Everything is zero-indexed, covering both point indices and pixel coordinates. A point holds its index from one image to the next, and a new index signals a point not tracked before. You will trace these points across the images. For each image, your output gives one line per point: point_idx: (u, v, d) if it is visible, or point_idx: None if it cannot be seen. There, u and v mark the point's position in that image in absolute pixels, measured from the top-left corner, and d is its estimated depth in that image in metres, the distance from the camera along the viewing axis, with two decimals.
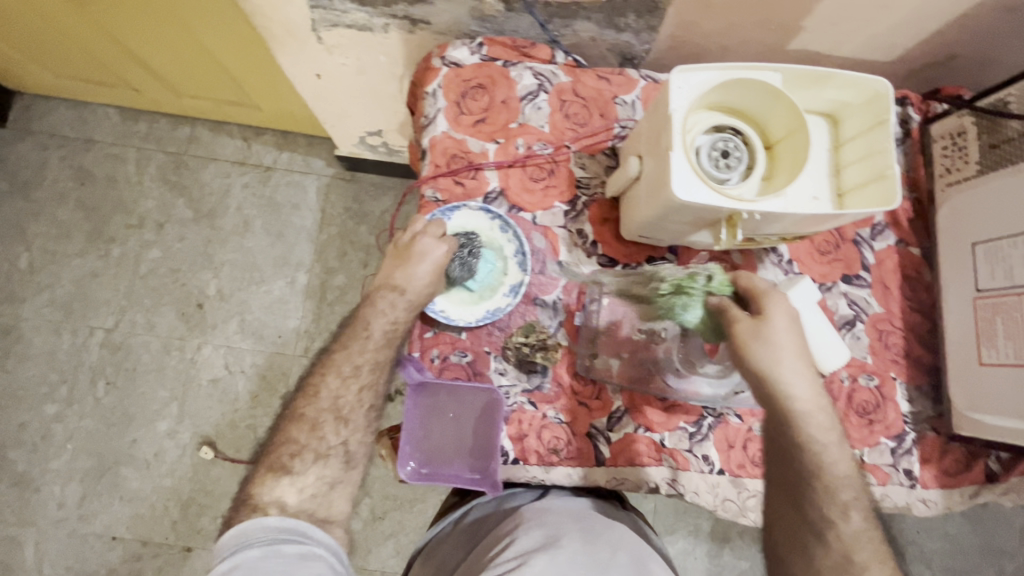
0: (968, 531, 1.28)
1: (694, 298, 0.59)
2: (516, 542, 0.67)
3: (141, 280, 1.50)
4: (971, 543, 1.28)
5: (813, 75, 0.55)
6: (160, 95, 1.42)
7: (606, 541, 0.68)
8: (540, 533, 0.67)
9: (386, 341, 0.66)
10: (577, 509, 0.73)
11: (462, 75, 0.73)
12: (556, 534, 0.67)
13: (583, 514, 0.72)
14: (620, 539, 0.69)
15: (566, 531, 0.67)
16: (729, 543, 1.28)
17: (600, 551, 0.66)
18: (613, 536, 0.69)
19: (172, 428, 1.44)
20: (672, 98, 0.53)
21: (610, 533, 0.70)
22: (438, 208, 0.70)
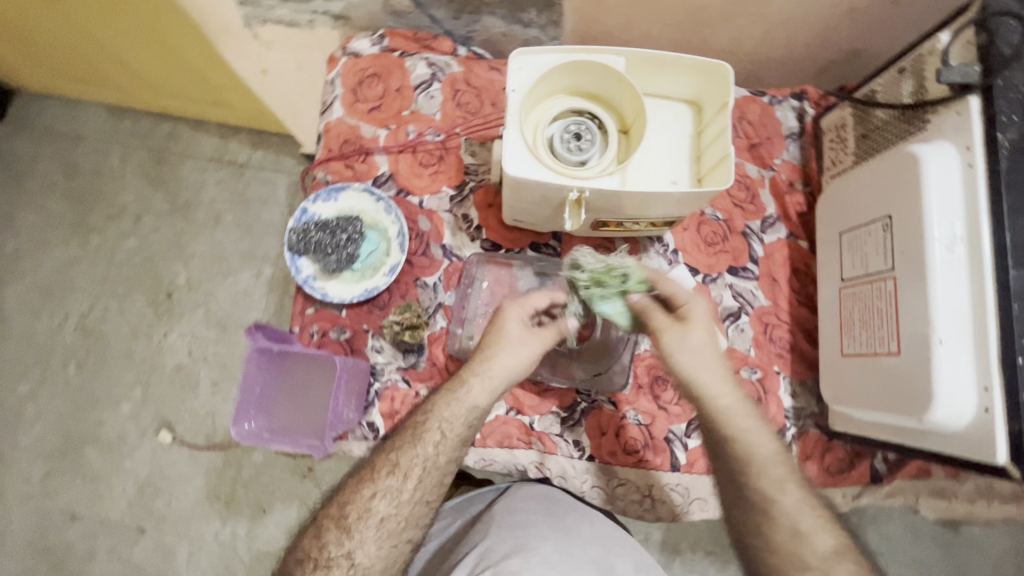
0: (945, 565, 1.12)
1: (608, 293, 0.59)
2: (483, 542, 0.64)
3: (115, 268, 1.43)
4: None
5: (654, 59, 0.57)
6: (137, 92, 1.39)
7: (579, 536, 0.66)
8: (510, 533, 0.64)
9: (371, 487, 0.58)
10: (544, 498, 0.70)
11: (359, 65, 0.76)
12: (524, 534, 0.64)
13: (554, 502, 0.69)
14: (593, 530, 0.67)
15: (535, 530, 0.64)
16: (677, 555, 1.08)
17: (572, 546, 0.64)
18: (585, 529, 0.67)
19: (136, 410, 1.36)
20: (509, 81, 0.56)
21: (582, 526, 0.67)
22: (325, 188, 0.73)
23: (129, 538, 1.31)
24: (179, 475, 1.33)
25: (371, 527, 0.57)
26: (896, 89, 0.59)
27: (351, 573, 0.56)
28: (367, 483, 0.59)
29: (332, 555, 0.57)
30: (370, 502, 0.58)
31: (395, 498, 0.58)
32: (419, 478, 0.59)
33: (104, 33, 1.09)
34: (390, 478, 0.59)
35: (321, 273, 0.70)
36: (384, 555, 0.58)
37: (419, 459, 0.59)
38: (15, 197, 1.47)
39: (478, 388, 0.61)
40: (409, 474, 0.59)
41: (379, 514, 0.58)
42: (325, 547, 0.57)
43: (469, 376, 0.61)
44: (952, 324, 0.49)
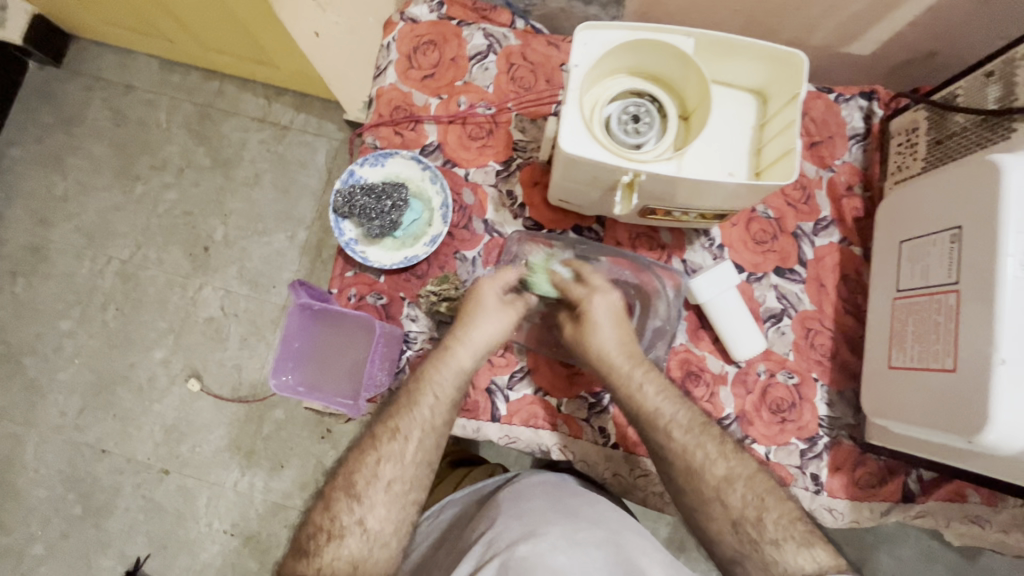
0: None
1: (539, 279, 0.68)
2: (491, 530, 0.63)
3: (156, 218, 1.47)
4: None
5: (725, 42, 0.55)
6: (190, 46, 1.41)
7: (584, 518, 0.64)
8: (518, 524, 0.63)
9: (393, 468, 0.60)
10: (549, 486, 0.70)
11: (415, 31, 0.75)
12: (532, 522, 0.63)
13: (554, 493, 0.69)
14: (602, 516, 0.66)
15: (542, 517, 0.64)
16: (683, 552, 1.08)
17: (578, 531, 0.62)
18: (589, 512, 0.66)
19: (166, 357, 1.41)
20: (573, 56, 0.54)
21: (587, 510, 0.66)
22: (373, 153, 0.73)
23: (152, 478, 1.36)
24: (203, 423, 1.37)
25: (382, 492, 0.59)
26: (980, 95, 0.56)
27: (364, 541, 0.57)
28: (369, 451, 0.60)
29: (342, 524, 0.58)
30: (369, 471, 0.60)
31: (399, 461, 0.60)
32: (420, 439, 0.61)
33: None
34: (392, 444, 0.60)
35: (363, 237, 0.71)
36: (395, 518, 0.59)
37: (418, 421, 0.61)
38: (66, 140, 1.51)
39: (465, 355, 0.63)
40: (409, 437, 0.61)
41: (385, 479, 0.59)
42: (336, 518, 0.58)
43: (459, 348, 0.63)
44: (1017, 345, 0.47)
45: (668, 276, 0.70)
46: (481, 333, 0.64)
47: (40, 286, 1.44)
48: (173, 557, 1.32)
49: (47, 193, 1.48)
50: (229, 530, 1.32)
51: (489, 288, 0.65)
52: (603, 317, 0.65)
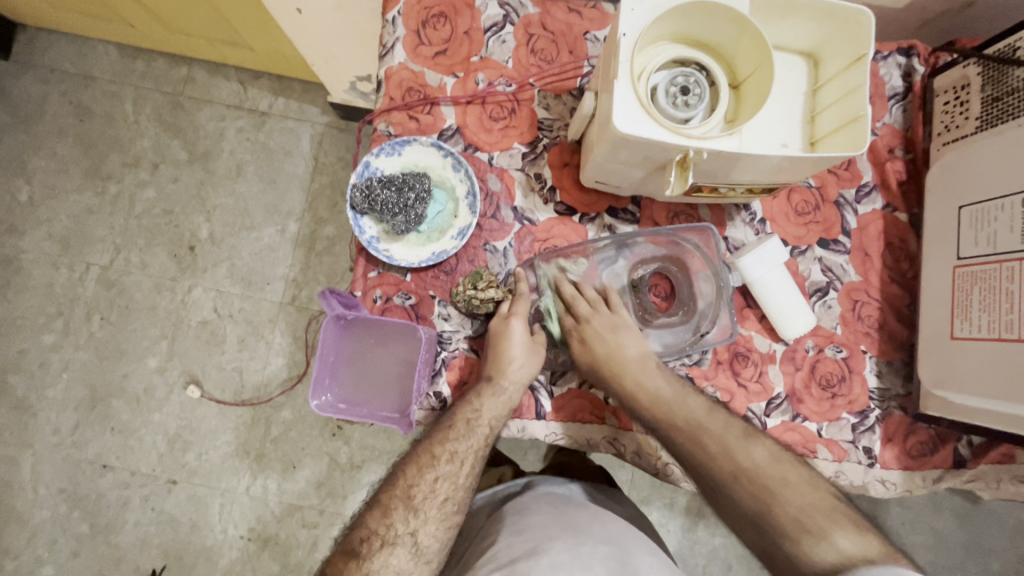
0: (955, 527, 1.14)
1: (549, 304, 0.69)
2: (493, 547, 0.62)
3: (135, 219, 1.38)
4: (957, 541, 1.13)
5: (783, 1, 0.50)
6: (154, 31, 1.29)
7: (592, 536, 0.62)
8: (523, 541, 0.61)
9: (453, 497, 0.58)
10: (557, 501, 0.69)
11: (423, 2, 0.68)
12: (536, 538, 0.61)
13: (563, 509, 0.67)
14: (608, 533, 0.64)
15: (546, 532, 0.62)
16: (705, 519, 1.09)
17: (585, 545, 0.61)
18: (598, 530, 0.64)
19: (162, 365, 1.34)
20: (621, 24, 0.49)
21: (596, 528, 0.65)
22: (388, 141, 0.67)
23: (160, 489, 1.31)
24: (207, 430, 1.32)
25: (437, 508, 0.57)
26: None
27: (415, 555, 0.55)
28: (427, 468, 0.58)
29: (398, 533, 0.55)
30: (413, 495, 0.57)
31: (454, 481, 0.59)
32: (473, 462, 0.60)
33: None
34: (441, 468, 0.59)
35: (386, 234, 0.66)
36: (443, 536, 0.57)
37: (475, 447, 0.60)
38: (25, 140, 1.39)
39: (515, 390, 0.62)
40: (458, 462, 0.59)
41: (441, 496, 0.58)
42: (392, 525, 0.56)
43: (505, 380, 0.61)
44: None
45: (693, 232, 0.66)
46: (528, 363, 0.63)
47: (16, 299, 1.35)
48: (191, 566, 1.29)
49: (12, 200, 1.37)
50: (246, 535, 1.29)
51: (519, 323, 0.64)
52: (617, 353, 0.64)
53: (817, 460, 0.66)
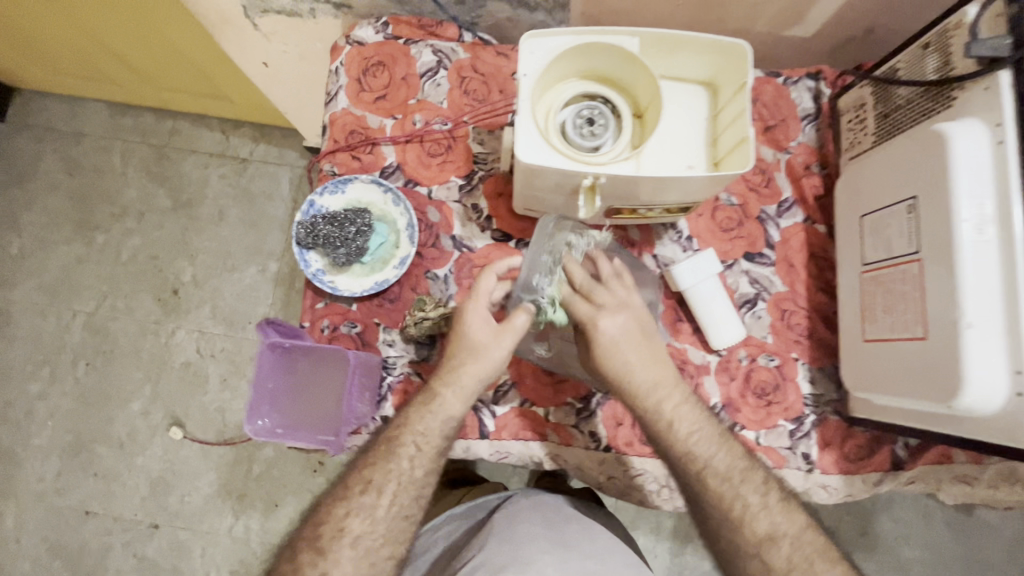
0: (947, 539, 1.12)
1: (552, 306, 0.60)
2: (481, 553, 0.63)
3: (121, 266, 1.43)
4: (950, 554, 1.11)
5: (668, 39, 0.55)
6: (139, 88, 1.37)
7: (577, 549, 0.64)
8: (509, 550, 0.62)
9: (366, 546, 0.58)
10: (548, 509, 0.70)
11: (363, 53, 0.74)
12: (521, 549, 0.62)
13: (552, 520, 0.68)
14: (592, 546, 0.65)
15: (533, 544, 0.63)
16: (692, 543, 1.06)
17: (570, 561, 0.62)
18: (584, 544, 0.65)
19: (145, 408, 1.36)
20: (520, 66, 0.54)
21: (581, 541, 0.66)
22: (332, 180, 0.72)
23: (143, 535, 1.31)
24: (191, 471, 1.33)
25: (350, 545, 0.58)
26: (920, 65, 0.56)
27: None
28: (342, 502, 0.60)
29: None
30: (344, 519, 0.59)
31: (371, 516, 0.59)
32: (394, 493, 0.60)
33: (112, 33, 1.07)
34: (365, 496, 0.59)
35: (330, 266, 0.70)
36: (363, 573, 0.58)
37: (393, 473, 0.60)
38: (17, 196, 1.45)
39: (451, 399, 0.60)
40: (383, 490, 0.59)
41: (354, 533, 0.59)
42: (302, 571, 0.57)
43: (442, 389, 0.61)
44: (985, 307, 0.46)
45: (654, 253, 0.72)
46: (485, 359, 0.59)
47: (4, 350, 1.39)
48: None
49: (3, 253, 1.43)
50: None
51: (477, 307, 0.60)
52: (620, 342, 0.59)
53: None
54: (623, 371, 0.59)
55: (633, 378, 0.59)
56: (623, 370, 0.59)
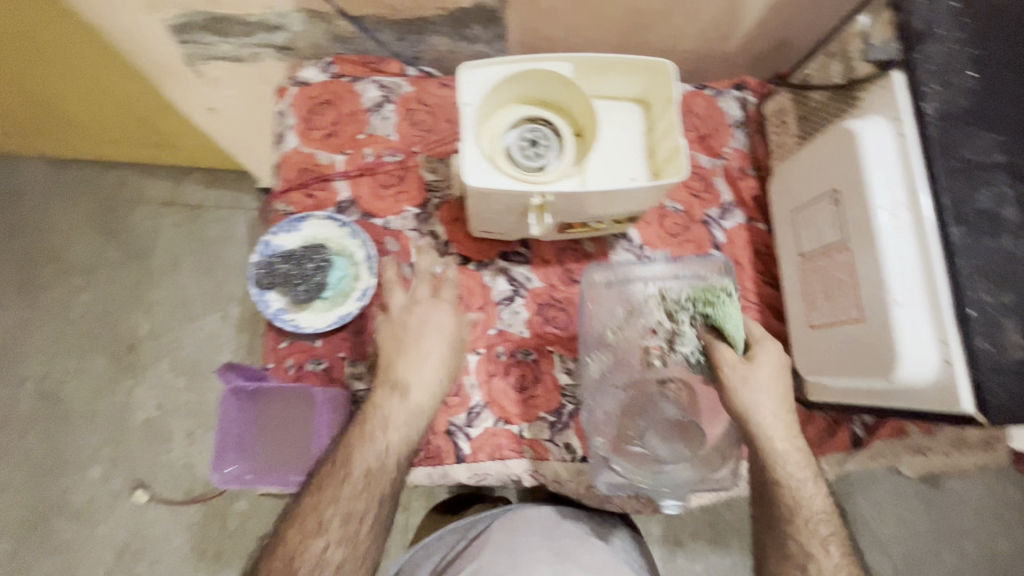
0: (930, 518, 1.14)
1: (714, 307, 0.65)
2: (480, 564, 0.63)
3: (71, 326, 1.37)
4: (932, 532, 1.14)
5: (599, 63, 0.58)
6: (82, 143, 1.33)
7: (577, 562, 0.63)
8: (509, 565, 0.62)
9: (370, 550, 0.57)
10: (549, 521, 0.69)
11: (309, 93, 0.76)
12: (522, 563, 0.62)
13: (550, 531, 0.67)
14: (591, 559, 0.64)
15: (534, 558, 0.63)
16: (687, 554, 1.05)
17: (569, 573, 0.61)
18: (585, 557, 0.64)
19: (105, 473, 1.29)
20: (461, 94, 0.56)
21: (582, 553, 0.65)
22: (286, 219, 0.72)
23: None
24: (159, 535, 1.26)
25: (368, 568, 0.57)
26: (828, 71, 0.62)
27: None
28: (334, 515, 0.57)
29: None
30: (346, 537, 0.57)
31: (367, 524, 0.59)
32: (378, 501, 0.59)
33: (49, 88, 1.05)
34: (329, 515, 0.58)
35: (291, 304, 0.69)
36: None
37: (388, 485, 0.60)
38: None
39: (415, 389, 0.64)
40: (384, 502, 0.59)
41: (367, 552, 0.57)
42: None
43: (410, 379, 0.64)
44: (906, 285, 0.50)
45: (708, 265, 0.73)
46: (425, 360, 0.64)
47: None
48: None
49: None
50: None
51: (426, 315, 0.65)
52: (771, 372, 0.62)
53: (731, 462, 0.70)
54: (746, 408, 0.60)
55: (759, 416, 0.61)
56: (748, 404, 0.61)
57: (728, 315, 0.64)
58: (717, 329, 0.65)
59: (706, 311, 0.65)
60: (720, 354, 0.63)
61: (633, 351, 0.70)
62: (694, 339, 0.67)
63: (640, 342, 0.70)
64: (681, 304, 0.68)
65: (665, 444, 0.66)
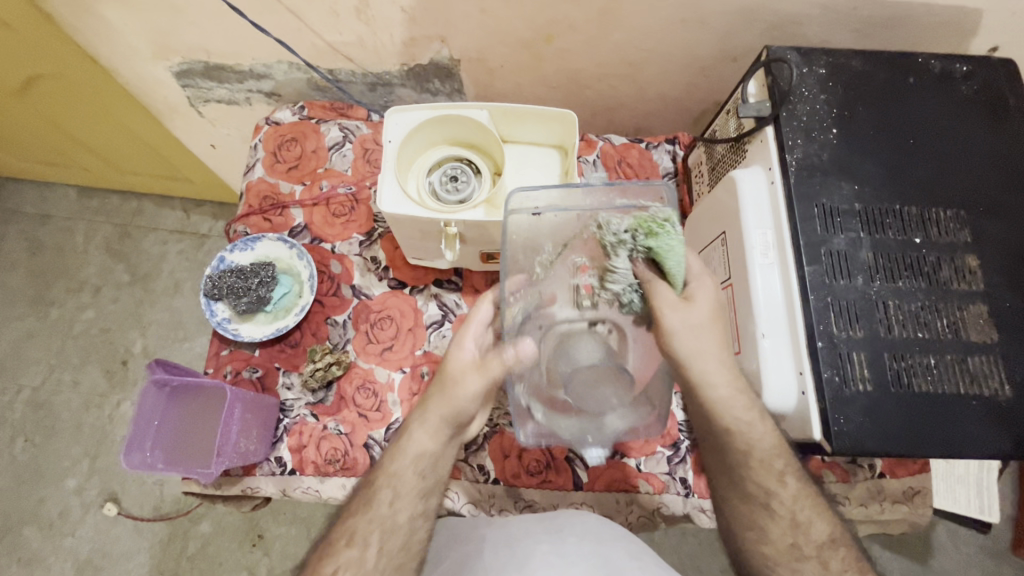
0: None
1: (658, 244, 0.50)
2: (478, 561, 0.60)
3: (72, 339, 1.45)
4: None
5: (514, 112, 0.66)
6: (106, 173, 1.46)
7: (570, 534, 0.62)
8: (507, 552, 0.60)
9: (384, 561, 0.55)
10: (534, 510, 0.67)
11: (279, 131, 0.85)
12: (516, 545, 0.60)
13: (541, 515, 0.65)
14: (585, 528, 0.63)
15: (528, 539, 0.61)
16: None
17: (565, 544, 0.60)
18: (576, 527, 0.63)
19: (81, 484, 1.33)
20: (386, 133, 0.64)
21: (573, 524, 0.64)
22: (243, 239, 0.79)
23: None
24: (122, 550, 1.28)
25: None
26: (726, 127, 0.68)
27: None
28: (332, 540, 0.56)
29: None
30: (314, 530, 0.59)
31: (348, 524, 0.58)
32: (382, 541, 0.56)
33: (76, 125, 1.18)
34: (350, 549, 0.55)
35: (235, 315, 0.75)
36: None
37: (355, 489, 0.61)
38: None
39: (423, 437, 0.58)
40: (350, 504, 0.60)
41: None
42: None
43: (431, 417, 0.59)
44: (773, 318, 0.53)
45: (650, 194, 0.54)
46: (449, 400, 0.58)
47: None
48: None
49: None
50: None
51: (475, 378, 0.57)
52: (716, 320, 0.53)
53: (639, 495, 0.71)
54: (684, 356, 0.52)
55: (703, 363, 0.52)
56: (688, 352, 0.52)
57: (673, 249, 0.50)
58: (657, 263, 0.52)
59: (646, 245, 0.50)
60: (658, 293, 0.51)
61: (560, 289, 0.54)
62: (630, 275, 0.51)
63: (569, 279, 0.54)
64: (619, 238, 0.51)
65: (591, 395, 0.53)
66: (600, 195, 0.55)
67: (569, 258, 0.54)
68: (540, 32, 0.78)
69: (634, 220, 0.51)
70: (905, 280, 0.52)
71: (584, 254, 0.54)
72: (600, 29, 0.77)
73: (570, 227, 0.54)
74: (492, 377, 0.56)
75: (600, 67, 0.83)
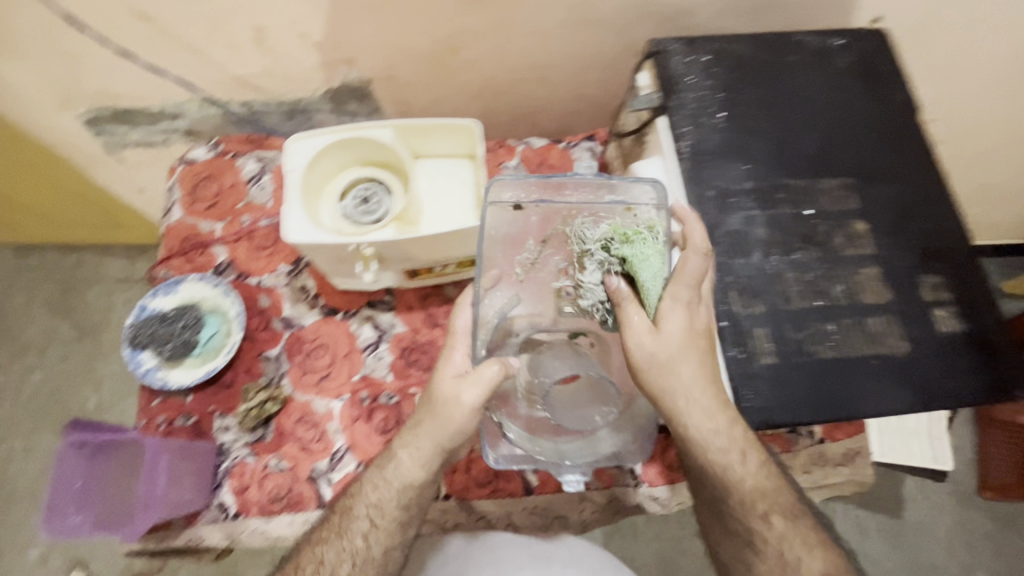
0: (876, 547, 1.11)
1: (636, 251, 0.50)
2: None
3: (21, 405, 1.39)
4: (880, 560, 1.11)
5: (417, 127, 0.66)
6: (37, 231, 1.40)
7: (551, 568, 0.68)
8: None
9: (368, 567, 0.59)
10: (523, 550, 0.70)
11: (194, 170, 0.84)
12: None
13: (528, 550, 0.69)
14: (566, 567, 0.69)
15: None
16: None
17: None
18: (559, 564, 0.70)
19: (45, 554, 1.27)
20: (288, 161, 0.63)
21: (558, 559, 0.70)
22: (164, 284, 0.78)
23: None
24: None
25: None
26: (627, 120, 0.69)
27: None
28: None
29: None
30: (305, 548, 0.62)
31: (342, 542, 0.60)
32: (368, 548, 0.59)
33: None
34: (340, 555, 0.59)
35: (162, 362, 0.74)
36: None
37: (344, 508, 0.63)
38: None
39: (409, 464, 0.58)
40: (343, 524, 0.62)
41: None
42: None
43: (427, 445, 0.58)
44: None
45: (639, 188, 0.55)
46: (445, 425, 0.56)
47: None
48: None
49: None
50: None
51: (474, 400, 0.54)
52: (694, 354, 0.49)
53: (590, 491, 0.71)
54: (658, 388, 0.50)
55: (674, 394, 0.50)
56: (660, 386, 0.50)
57: (648, 261, 0.50)
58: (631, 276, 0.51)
59: (620, 254, 0.51)
60: (629, 318, 0.50)
61: (539, 295, 0.57)
62: (600, 292, 0.52)
63: (551, 283, 0.56)
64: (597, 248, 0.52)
65: (570, 413, 0.55)
66: (583, 191, 0.56)
67: (546, 263, 0.56)
68: (445, 44, 0.78)
69: (610, 227, 0.52)
70: (800, 251, 0.53)
71: (563, 257, 0.56)
72: (504, 36, 0.77)
73: (544, 227, 0.57)
74: (483, 388, 0.54)
75: (512, 72, 0.84)
